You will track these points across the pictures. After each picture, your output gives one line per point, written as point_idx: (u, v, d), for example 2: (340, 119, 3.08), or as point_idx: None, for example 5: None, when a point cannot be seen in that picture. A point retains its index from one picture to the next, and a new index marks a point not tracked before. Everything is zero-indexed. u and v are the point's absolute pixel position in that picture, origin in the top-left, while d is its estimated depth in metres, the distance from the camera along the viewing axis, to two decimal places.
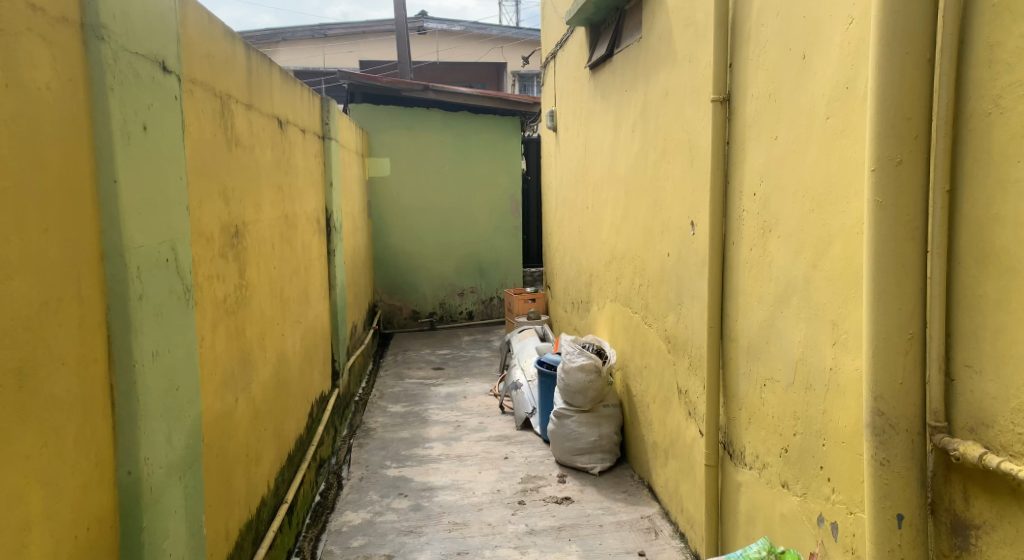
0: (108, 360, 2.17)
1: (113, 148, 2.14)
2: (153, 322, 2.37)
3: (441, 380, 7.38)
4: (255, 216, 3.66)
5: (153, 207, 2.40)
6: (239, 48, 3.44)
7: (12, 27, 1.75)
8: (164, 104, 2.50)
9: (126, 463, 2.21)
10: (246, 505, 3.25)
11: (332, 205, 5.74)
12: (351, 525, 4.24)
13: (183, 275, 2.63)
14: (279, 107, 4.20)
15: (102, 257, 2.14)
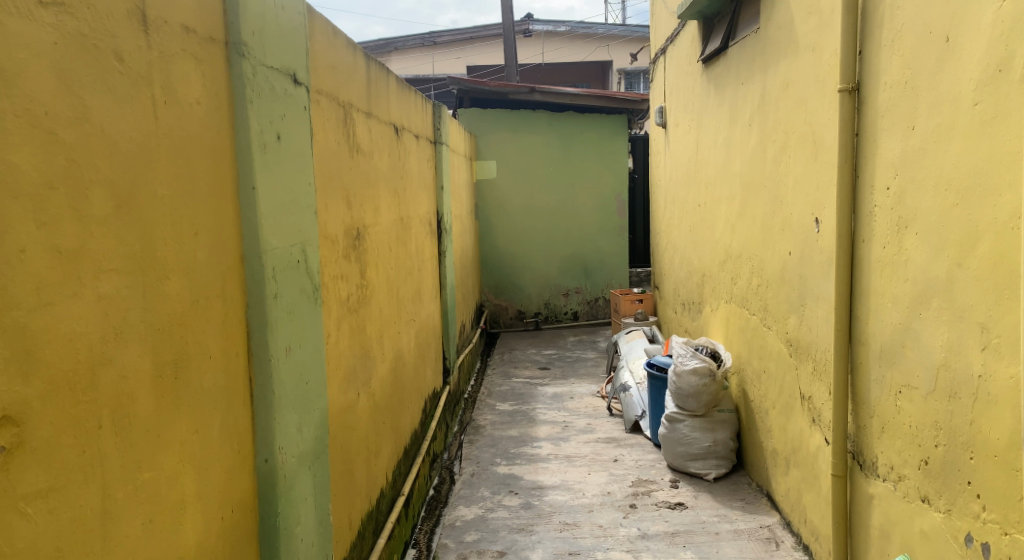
0: (247, 356, 2.33)
1: (252, 157, 2.30)
2: (286, 319, 2.52)
3: (548, 380, 7.41)
4: (374, 219, 3.82)
5: (285, 211, 2.55)
6: (360, 59, 3.60)
7: (169, 49, 1.91)
8: (295, 114, 2.65)
9: (263, 452, 2.36)
10: (367, 495, 3.40)
11: (442, 207, 5.89)
12: (464, 520, 4.34)
13: (312, 275, 2.78)
14: (396, 114, 4.36)
15: (242, 259, 2.30)
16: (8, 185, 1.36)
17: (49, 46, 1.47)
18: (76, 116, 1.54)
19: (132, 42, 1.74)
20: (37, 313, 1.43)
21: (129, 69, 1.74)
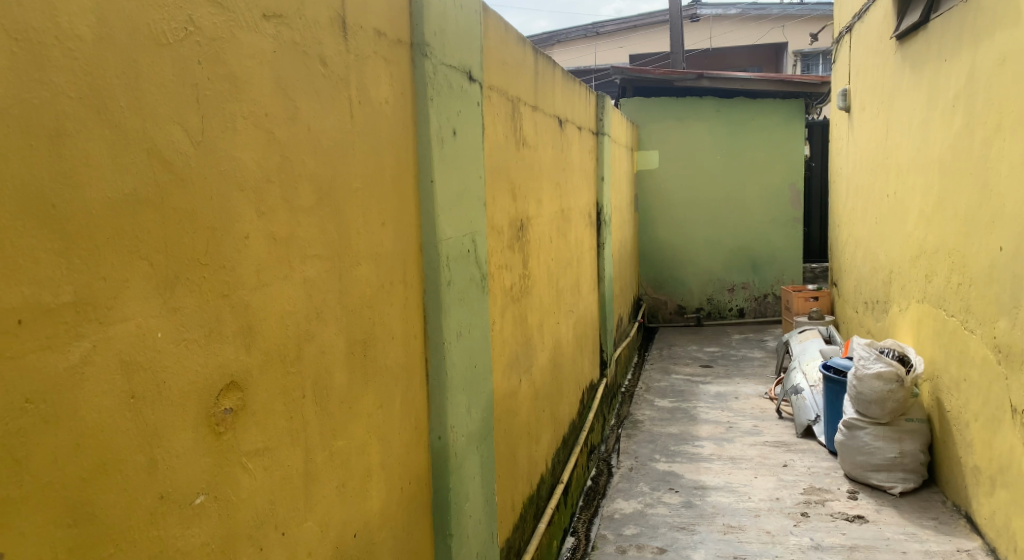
0: (424, 338, 2.47)
1: (431, 152, 2.43)
2: (458, 306, 2.65)
3: (710, 378, 7.17)
4: (537, 211, 3.89)
5: (459, 203, 2.67)
6: (530, 53, 3.68)
7: (363, 52, 2.06)
8: (469, 110, 2.77)
9: (437, 430, 2.49)
10: (528, 480, 3.49)
11: (603, 199, 5.87)
12: (623, 513, 4.32)
13: (481, 264, 2.89)
14: (560, 106, 4.41)
15: (420, 247, 2.44)
16: (238, 179, 1.53)
17: (270, 55, 1.63)
18: (289, 117, 1.71)
19: (334, 48, 1.90)
20: (257, 292, 1.60)
21: (331, 72, 1.89)
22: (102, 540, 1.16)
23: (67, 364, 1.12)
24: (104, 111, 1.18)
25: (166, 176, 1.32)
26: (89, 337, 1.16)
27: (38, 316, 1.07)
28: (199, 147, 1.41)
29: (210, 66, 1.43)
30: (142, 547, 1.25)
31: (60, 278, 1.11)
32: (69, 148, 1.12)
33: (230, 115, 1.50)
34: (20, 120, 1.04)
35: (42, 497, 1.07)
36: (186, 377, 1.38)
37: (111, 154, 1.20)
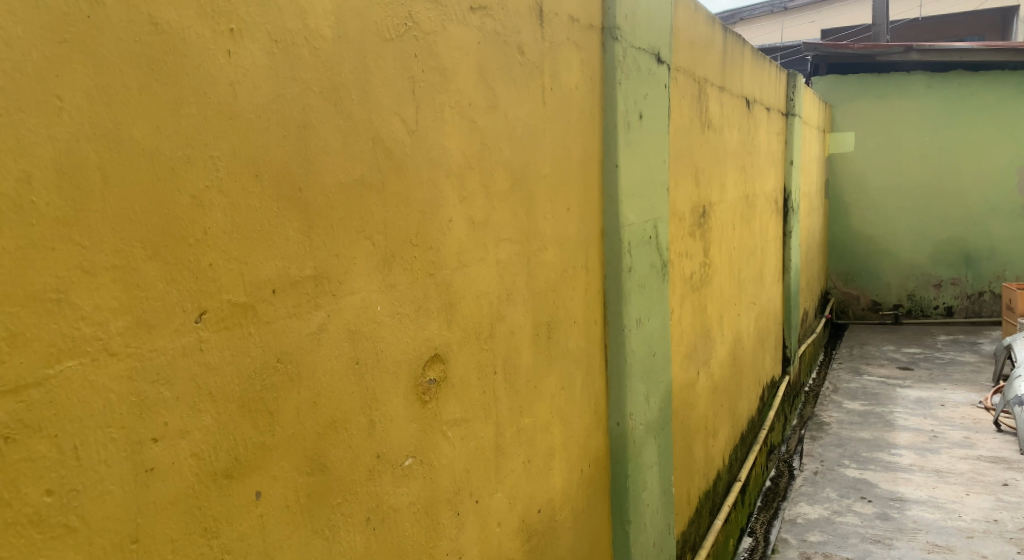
0: (604, 325, 2.46)
1: (617, 137, 2.41)
2: (639, 293, 2.61)
3: (910, 382, 6.51)
4: (720, 197, 3.74)
5: (643, 188, 2.64)
6: (718, 31, 3.53)
7: (557, 39, 2.09)
8: (657, 92, 2.72)
9: (616, 415, 2.49)
10: (705, 474, 3.39)
11: (790, 184, 5.52)
12: (807, 518, 4.08)
13: (663, 251, 2.83)
14: (749, 86, 4.20)
15: (603, 233, 2.43)
16: (444, 165, 1.62)
17: (475, 46, 1.70)
18: (489, 106, 1.77)
19: (532, 35, 1.95)
20: (458, 272, 1.69)
21: (527, 59, 1.94)
22: (332, 490, 1.30)
23: (308, 330, 1.25)
24: (339, 104, 1.30)
25: (386, 162, 1.43)
26: (325, 307, 1.29)
27: (287, 286, 1.21)
28: (413, 136, 1.51)
29: (424, 58, 1.52)
30: (363, 499, 1.38)
31: (304, 254, 1.24)
32: (313, 139, 1.25)
33: (440, 105, 1.59)
34: (278, 114, 1.17)
35: (288, 445, 1.21)
36: (399, 347, 1.49)
37: (345, 143, 1.32)
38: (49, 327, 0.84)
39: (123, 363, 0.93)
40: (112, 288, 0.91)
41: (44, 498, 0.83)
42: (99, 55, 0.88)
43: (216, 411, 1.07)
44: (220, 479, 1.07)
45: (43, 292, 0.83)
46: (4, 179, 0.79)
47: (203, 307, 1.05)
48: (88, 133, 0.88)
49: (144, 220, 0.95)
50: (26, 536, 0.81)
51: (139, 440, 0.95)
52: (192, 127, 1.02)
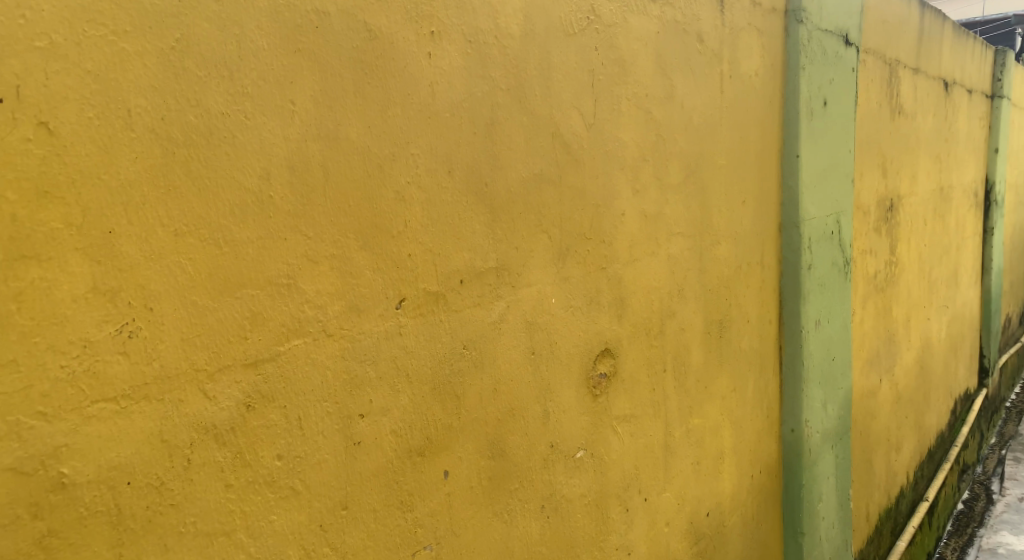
0: (779, 325, 2.33)
1: (799, 126, 2.27)
2: (819, 292, 2.44)
3: None
4: (911, 189, 3.41)
5: (825, 180, 2.46)
6: (915, 7, 3.22)
7: (738, 24, 2.00)
8: (843, 76, 2.53)
9: (790, 422, 2.36)
10: (886, 491, 3.12)
11: (994, 174, 4.92)
12: (1009, 550, 3.64)
13: (846, 248, 2.63)
14: (947, 66, 3.79)
15: (779, 227, 2.30)
16: (620, 158, 1.59)
17: (654, 36, 1.67)
18: (666, 96, 1.73)
19: (711, 22, 1.88)
20: (629, 267, 1.65)
21: (706, 47, 1.87)
22: (510, 475, 1.34)
23: (490, 320, 1.30)
24: (523, 100, 1.33)
25: (564, 156, 1.44)
26: (505, 298, 1.33)
27: (473, 277, 1.26)
28: (591, 130, 1.50)
29: (604, 50, 1.52)
30: (538, 488, 1.41)
31: (488, 246, 1.29)
32: (499, 135, 1.28)
33: (617, 98, 1.57)
34: (469, 112, 1.22)
35: (472, 430, 1.26)
36: (572, 341, 1.49)
37: (527, 138, 1.35)
38: (281, 308, 0.94)
39: (338, 343, 1.01)
40: (330, 275, 1.00)
41: (276, 462, 0.93)
42: (323, 62, 0.97)
43: (411, 392, 1.14)
44: (414, 456, 1.14)
45: (277, 277, 0.93)
46: (249, 175, 0.89)
47: (403, 294, 1.12)
48: (315, 134, 0.96)
49: (355, 213, 1.03)
50: (262, 494, 0.91)
51: (349, 415, 1.03)
52: (397, 126, 1.09)
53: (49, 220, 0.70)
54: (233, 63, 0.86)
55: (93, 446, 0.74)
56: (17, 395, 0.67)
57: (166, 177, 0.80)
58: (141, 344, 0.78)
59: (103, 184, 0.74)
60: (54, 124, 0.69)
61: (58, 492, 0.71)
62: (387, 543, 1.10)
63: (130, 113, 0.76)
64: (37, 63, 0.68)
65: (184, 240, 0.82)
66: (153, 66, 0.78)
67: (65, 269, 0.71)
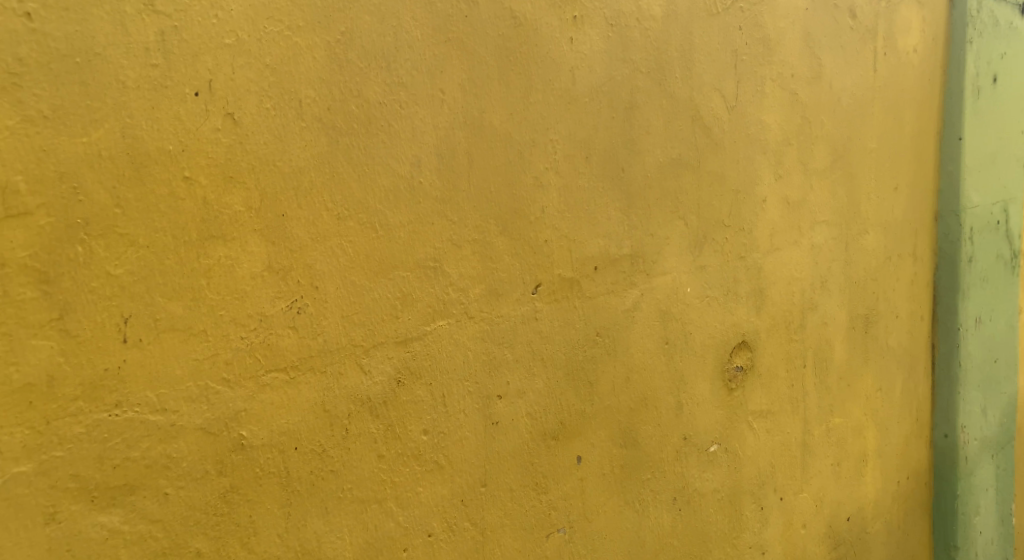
0: (932, 321, 2.15)
1: (964, 105, 2.07)
2: (981, 287, 2.23)
3: None
4: None
5: (992, 164, 2.23)
6: None
7: None
8: (1018, 50, 2.28)
9: (943, 426, 2.17)
10: None
11: None
12: None
13: (1015, 240, 2.38)
14: None
15: (935, 216, 2.12)
16: (761, 141, 1.49)
17: (803, 11, 1.58)
18: (814, 76, 1.62)
19: None
20: (770, 256, 1.53)
21: (859, 23, 1.75)
22: (644, 464, 1.27)
23: (624, 307, 1.23)
24: (665, 83, 1.27)
25: (704, 140, 1.36)
26: (640, 285, 1.25)
27: (607, 264, 1.20)
28: (733, 112, 1.42)
29: (749, 30, 1.45)
30: (670, 479, 1.32)
31: (623, 232, 1.23)
32: (639, 119, 1.23)
33: (762, 78, 1.48)
34: (608, 96, 1.18)
35: (604, 416, 1.20)
36: (707, 331, 1.38)
37: (666, 122, 1.28)
38: (428, 290, 0.97)
39: (478, 325, 1.03)
40: (471, 259, 1.02)
41: (422, 436, 0.97)
42: (470, 51, 0.99)
43: (546, 376, 1.12)
44: (548, 439, 1.13)
45: (425, 260, 0.97)
46: (401, 162, 0.92)
47: (538, 279, 1.11)
48: (461, 122, 0.99)
49: (496, 199, 1.04)
50: (409, 467, 0.95)
51: (488, 395, 1.05)
52: (537, 112, 1.08)
53: (233, 203, 0.76)
54: (390, 53, 0.89)
55: (267, 412, 0.80)
56: (206, 361, 0.75)
57: (330, 164, 0.85)
58: (308, 319, 0.84)
59: (277, 170, 0.80)
60: (237, 114, 0.76)
61: (238, 453, 0.78)
62: (523, 523, 1.09)
63: (301, 103, 0.81)
64: (226, 59, 0.74)
65: (345, 224, 0.87)
66: (321, 58, 0.83)
67: (246, 249, 0.78)
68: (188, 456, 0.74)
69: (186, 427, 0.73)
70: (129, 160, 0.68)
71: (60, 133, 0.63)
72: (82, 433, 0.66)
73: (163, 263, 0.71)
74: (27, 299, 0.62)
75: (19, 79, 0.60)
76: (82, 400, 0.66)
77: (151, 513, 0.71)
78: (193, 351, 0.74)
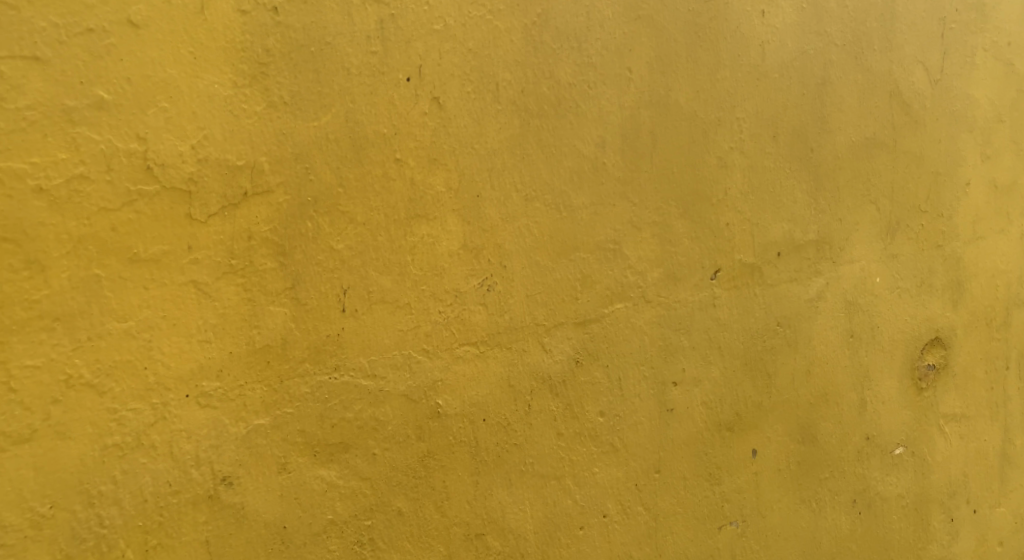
0: None
1: None
2: None
3: None
4: None
5: None
6: None
7: None
8: None
9: None
10: None
11: None
12: None
13: None
14: None
15: None
16: (969, 118, 1.35)
17: None
18: None
19: None
20: (972, 245, 1.38)
21: None
22: (822, 462, 1.20)
23: (807, 296, 1.16)
24: (861, 56, 1.18)
25: (902, 116, 1.25)
26: (825, 274, 1.18)
27: (791, 249, 1.14)
28: (937, 86, 1.29)
29: None
30: (850, 480, 1.23)
31: (810, 217, 1.15)
32: (831, 96, 1.15)
33: (972, 48, 1.33)
34: (799, 72, 1.11)
35: (782, 410, 1.14)
36: (897, 325, 1.28)
37: (861, 98, 1.19)
38: (608, 272, 0.95)
39: (655, 310, 0.99)
40: (651, 242, 0.99)
41: (598, 418, 0.96)
42: (660, 28, 0.96)
43: (723, 364, 1.07)
44: (723, 430, 1.08)
45: (605, 241, 0.95)
46: (587, 143, 0.91)
47: (718, 264, 1.05)
48: (647, 100, 0.96)
49: (679, 179, 1.00)
50: (587, 447, 0.95)
51: (663, 381, 1.01)
52: (725, 90, 1.03)
53: (435, 184, 0.80)
54: (582, 34, 0.89)
55: (460, 383, 0.84)
56: (409, 332, 0.79)
57: (522, 146, 0.86)
58: (497, 297, 0.86)
59: (475, 151, 0.82)
60: (442, 98, 0.79)
61: (434, 420, 0.82)
62: (696, 513, 1.06)
63: (498, 86, 0.83)
64: (434, 44, 0.78)
65: (532, 205, 0.88)
66: (518, 41, 0.84)
67: (445, 228, 0.81)
68: (392, 421, 0.78)
69: (391, 392, 0.78)
70: (351, 142, 0.73)
71: (296, 118, 0.69)
72: (307, 392, 0.72)
73: (376, 239, 0.76)
74: (268, 269, 0.69)
75: (266, 69, 0.67)
76: (308, 362, 0.72)
77: (361, 470, 0.77)
78: (398, 322, 0.78)
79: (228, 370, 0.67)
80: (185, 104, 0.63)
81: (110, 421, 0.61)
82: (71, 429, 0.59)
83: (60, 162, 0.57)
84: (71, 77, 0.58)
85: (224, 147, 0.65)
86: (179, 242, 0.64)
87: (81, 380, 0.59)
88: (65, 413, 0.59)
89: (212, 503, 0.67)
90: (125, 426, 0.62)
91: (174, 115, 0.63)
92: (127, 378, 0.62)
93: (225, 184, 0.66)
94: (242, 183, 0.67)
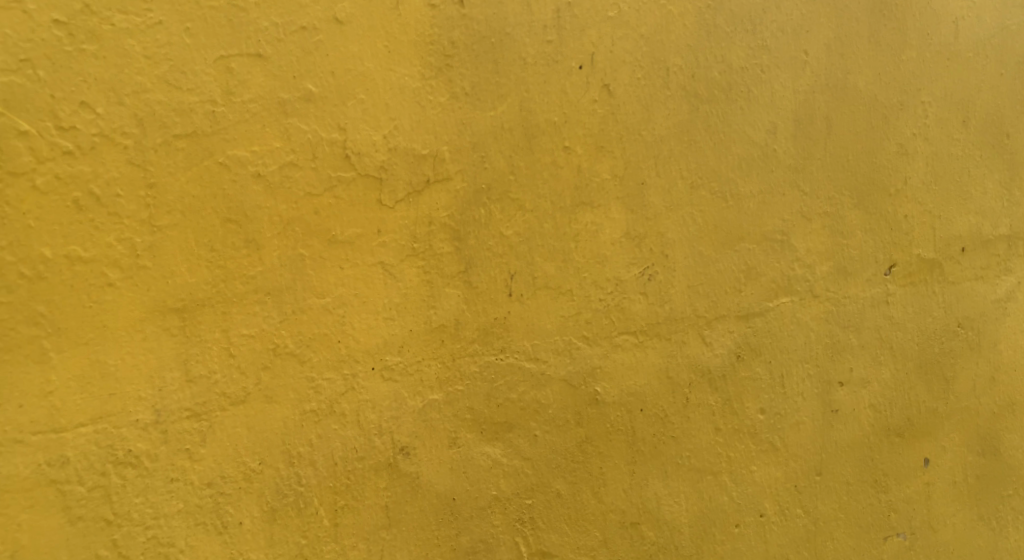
0: None
1: None
2: None
3: None
4: None
5: None
6: None
7: None
8: None
9: None
10: None
11: None
12: None
13: None
14: None
15: None
16: None
17: None
18: None
19: None
20: None
21: None
22: (1005, 477, 1.09)
23: (995, 296, 1.05)
24: None
25: None
26: (1017, 272, 1.07)
27: (978, 245, 1.04)
28: None
29: None
30: None
31: (1002, 209, 1.05)
32: None
33: None
34: (997, 49, 1.01)
35: (960, 419, 1.05)
36: None
37: None
38: (774, 264, 0.91)
39: (823, 305, 0.95)
40: (822, 234, 0.94)
41: (758, 415, 0.92)
42: (841, 7, 0.91)
43: (895, 366, 1.00)
44: (892, 436, 1.01)
45: (773, 232, 0.91)
46: (758, 129, 0.88)
47: (893, 259, 0.98)
48: (823, 84, 0.91)
49: (855, 167, 0.94)
50: (745, 444, 0.92)
51: (829, 380, 0.96)
52: (910, 71, 0.96)
53: (601, 171, 0.80)
54: (758, 16, 0.86)
55: (619, 371, 0.83)
56: (571, 318, 0.80)
57: (690, 133, 0.84)
58: (658, 286, 0.85)
59: (642, 139, 0.82)
60: (612, 85, 0.79)
61: (592, 406, 0.82)
62: (859, 520, 1.00)
63: (668, 72, 0.82)
64: (608, 32, 0.78)
65: (697, 193, 0.86)
66: (691, 26, 0.82)
67: (609, 215, 0.81)
68: (553, 404, 0.80)
69: (552, 376, 0.79)
70: (525, 130, 0.75)
71: (476, 107, 0.72)
72: (477, 372, 0.75)
73: (543, 226, 0.77)
74: (445, 253, 0.72)
75: (451, 60, 0.70)
76: (478, 342, 0.75)
77: (523, 450, 0.79)
78: (561, 308, 0.79)
79: (408, 347, 0.71)
80: (380, 96, 0.67)
81: (309, 388, 0.66)
82: (277, 394, 0.65)
83: (275, 150, 0.63)
84: (286, 72, 0.63)
85: (412, 136, 0.69)
86: (370, 226, 0.68)
87: (286, 349, 0.65)
88: (272, 379, 0.65)
89: (391, 471, 0.71)
90: (320, 394, 0.67)
91: (370, 106, 0.67)
92: (324, 350, 0.67)
93: (411, 171, 0.69)
94: (425, 171, 0.70)
